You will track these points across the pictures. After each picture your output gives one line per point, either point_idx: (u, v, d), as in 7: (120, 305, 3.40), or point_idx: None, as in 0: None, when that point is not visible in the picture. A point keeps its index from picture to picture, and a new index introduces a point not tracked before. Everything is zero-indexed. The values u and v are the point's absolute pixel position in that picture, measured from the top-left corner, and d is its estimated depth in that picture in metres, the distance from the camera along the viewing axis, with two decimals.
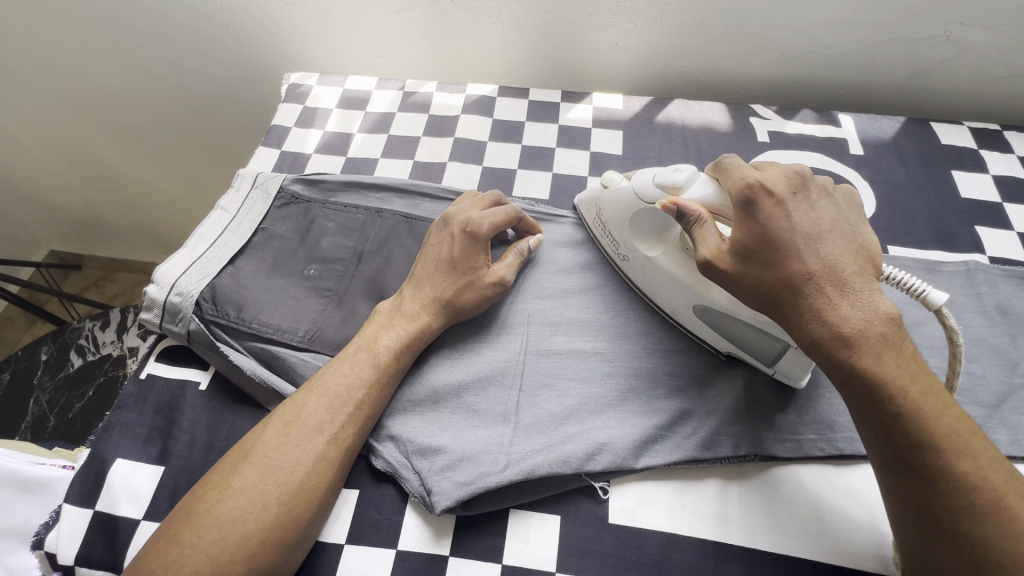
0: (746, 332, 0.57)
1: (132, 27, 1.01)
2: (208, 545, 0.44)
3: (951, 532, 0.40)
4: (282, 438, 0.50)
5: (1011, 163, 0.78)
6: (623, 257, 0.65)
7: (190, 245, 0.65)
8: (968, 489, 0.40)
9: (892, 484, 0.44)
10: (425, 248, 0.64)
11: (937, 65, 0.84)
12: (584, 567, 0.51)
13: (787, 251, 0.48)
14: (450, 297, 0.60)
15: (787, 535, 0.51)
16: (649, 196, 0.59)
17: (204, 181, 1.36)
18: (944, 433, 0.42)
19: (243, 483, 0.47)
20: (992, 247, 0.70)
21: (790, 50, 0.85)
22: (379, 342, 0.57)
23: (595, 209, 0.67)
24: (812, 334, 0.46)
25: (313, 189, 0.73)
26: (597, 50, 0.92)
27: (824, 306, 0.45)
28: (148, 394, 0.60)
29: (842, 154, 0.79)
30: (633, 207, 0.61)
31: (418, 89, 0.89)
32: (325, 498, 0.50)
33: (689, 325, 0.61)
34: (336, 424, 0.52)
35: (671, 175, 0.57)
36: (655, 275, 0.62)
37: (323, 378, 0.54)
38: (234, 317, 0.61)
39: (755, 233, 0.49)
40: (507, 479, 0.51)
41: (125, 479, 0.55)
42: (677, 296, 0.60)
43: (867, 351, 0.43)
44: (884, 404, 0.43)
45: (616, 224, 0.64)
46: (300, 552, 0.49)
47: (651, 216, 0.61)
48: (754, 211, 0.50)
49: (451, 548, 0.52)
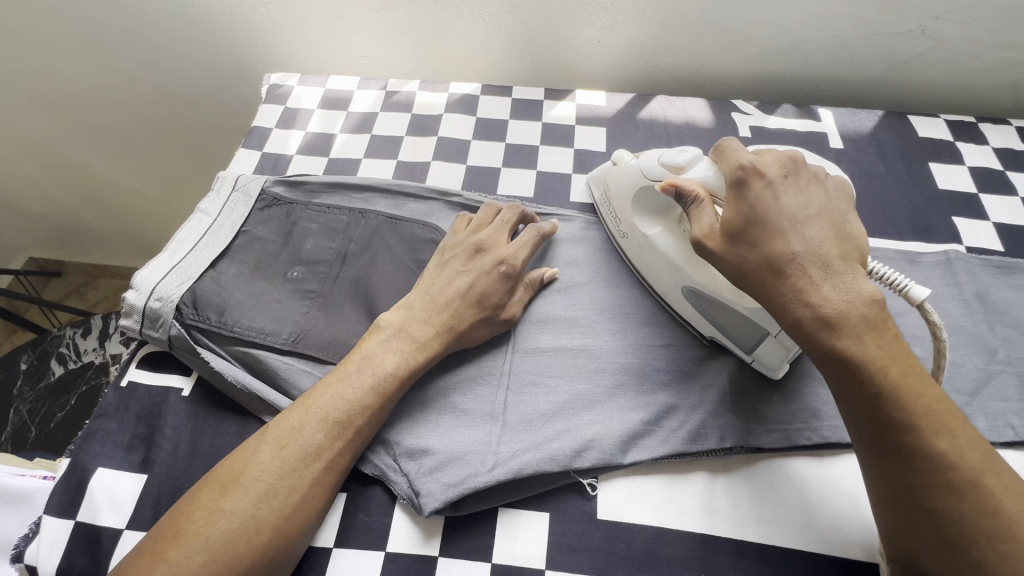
0: (731, 320, 0.58)
1: (107, 26, 0.99)
2: (196, 567, 0.44)
3: (923, 509, 0.41)
4: (277, 461, 0.49)
5: (986, 154, 0.79)
6: (623, 233, 0.67)
7: (170, 250, 0.64)
8: (939, 469, 0.41)
9: (872, 467, 0.45)
10: (450, 266, 0.62)
11: (913, 58, 0.85)
12: (574, 563, 0.51)
13: (773, 232, 0.48)
14: (462, 330, 0.59)
15: (773, 526, 0.52)
16: (653, 174, 0.60)
17: (184, 182, 1.33)
18: (921, 413, 0.42)
19: (236, 506, 0.47)
20: (969, 238, 0.71)
21: (770, 46, 0.86)
22: (386, 367, 0.55)
23: (603, 192, 0.70)
24: (794, 316, 0.46)
25: (295, 191, 0.72)
26: (580, 48, 0.92)
27: (805, 287, 0.46)
28: (129, 402, 0.59)
29: (823, 148, 0.80)
30: (637, 186, 0.62)
31: (400, 88, 0.88)
32: (317, 518, 0.50)
33: (675, 304, 0.62)
34: (332, 449, 0.51)
35: (676, 155, 0.58)
36: (650, 253, 0.63)
37: (319, 399, 0.52)
38: (215, 321, 0.60)
39: (743, 214, 0.49)
40: (495, 479, 0.51)
41: (107, 488, 0.54)
42: (670, 277, 0.61)
43: (848, 332, 0.44)
44: (861, 383, 0.43)
45: (619, 203, 0.66)
46: (289, 568, 0.49)
47: (655, 198, 0.62)
48: (745, 191, 0.51)
49: (440, 548, 0.51)
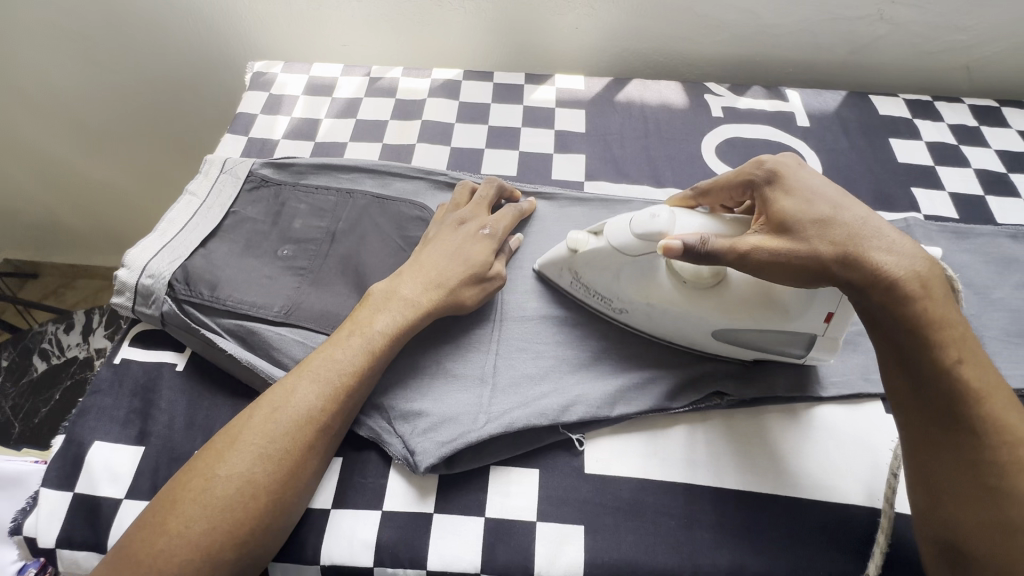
0: (772, 338, 0.57)
1: (86, 17, 1.00)
2: (195, 533, 0.44)
3: (986, 482, 0.42)
4: (270, 425, 0.49)
5: (942, 130, 0.84)
6: (620, 310, 0.61)
7: (160, 230, 0.65)
8: (1008, 444, 0.42)
9: (937, 439, 0.44)
10: (441, 237, 0.64)
11: (873, 42, 0.90)
12: (563, 514, 0.53)
13: (840, 200, 0.49)
14: (457, 284, 0.60)
15: (749, 473, 0.55)
16: (631, 250, 0.56)
17: (164, 177, 1.32)
18: (994, 385, 0.44)
19: (230, 470, 0.47)
20: (927, 207, 0.75)
21: (739, 31, 0.90)
22: (373, 326, 0.55)
23: (570, 273, 0.62)
24: (889, 275, 0.45)
25: (283, 173, 0.74)
26: (559, 35, 0.95)
27: (893, 245, 0.46)
28: (124, 378, 0.60)
29: (791, 126, 0.84)
30: (620, 262, 0.58)
31: (383, 74, 0.90)
32: (311, 481, 0.50)
33: (710, 348, 0.60)
34: (323, 411, 0.51)
35: (648, 222, 0.54)
36: (663, 317, 0.59)
37: (313, 363, 0.53)
38: (208, 295, 0.61)
39: (800, 195, 0.50)
40: (488, 435, 0.54)
41: (104, 461, 0.55)
42: (697, 329, 0.58)
43: (935, 293, 0.45)
44: (944, 349, 0.44)
45: (601, 281, 0.60)
46: (283, 533, 0.49)
47: (639, 272, 0.58)
48: (785, 178, 0.52)
49: (435, 505, 0.53)
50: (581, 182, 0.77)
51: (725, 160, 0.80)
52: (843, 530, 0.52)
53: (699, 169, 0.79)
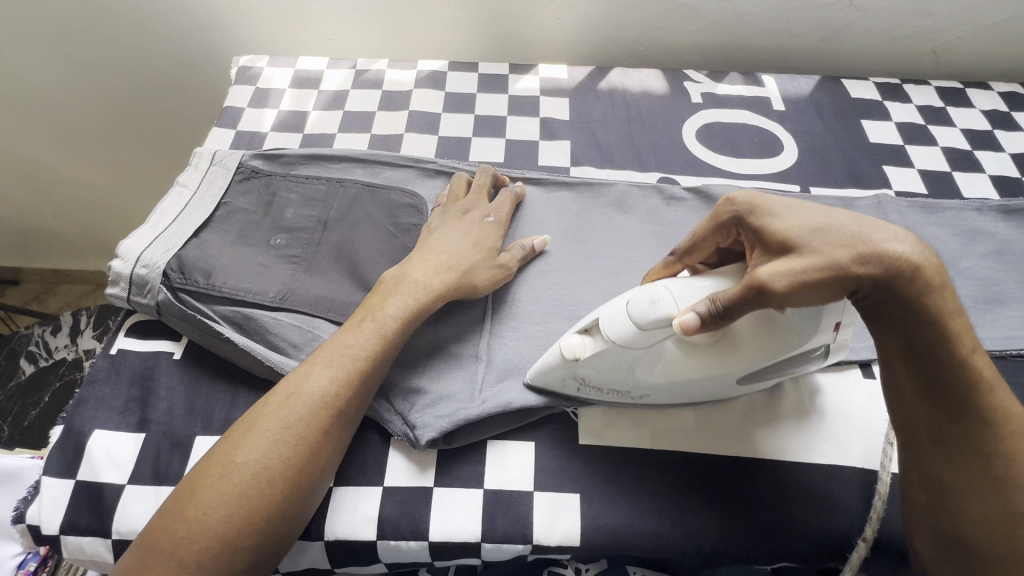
0: (790, 365, 0.54)
1: (66, 15, 0.99)
2: (214, 519, 0.45)
3: (988, 471, 0.44)
4: (284, 412, 0.50)
5: (910, 111, 0.88)
6: (639, 394, 0.56)
7: (152, 221, 0.66)
8: (1008, 436, 0.44)
9: (954, 435, 0.44)
10: (446, 225, 0.66)
11: (844, 28, 0.93)
12: (559, 483, 0.55)
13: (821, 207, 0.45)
14: (473, 266, 0.62)
15: (735, 440, 0.58)
16: (637, 342, 0.49)
17: (147, 176, 1.31)
18: (995, 378, 0.45)
19: (247, 457, 0.48)
20: (898, 183, 0.79)
21: (716, 19, 0.93)
22: (384, 311, 0.56)
23: (575, 379, 0.55)
24: (911, 265, 0.42)
25: (273, 164, 0.74)
26: (541, 26, 0.97)
27: (894, 231, 0.43)
28: (121, 367, 0.61)
29: (767, 110, 0.87)
30: (633, 358, 0.51)
31: (369, 67, 0.91)
32: (326, 468, 0.51)
33: (729, 392, 0.57)
34: (337, 396, 0.52)
35: (649, 307, 0.48)
36: (686, 386, 0.54)
37: (326, 351, 0.54)
38: (203, 283, 0.62)
39: (784, 214, 0.45)
40: (486, 411, 0.55)
41: (105, 448, 0.55)
42: (719, 383, 0.54)
43: (944, 282, 0.43)
44: (958, 345, 0.43)
45: (613, 375, 0.54)
46: (302, 521, 0.50)
47: (649, 361, 0.52)
48: (757, 204, 0.47)
49: (435, 480, 0.55)
50: (567, 168, 0.79)
51: (705, 144, 0.82)
52: (825, 490, 0.55)
53: (681, 153, 0.81)
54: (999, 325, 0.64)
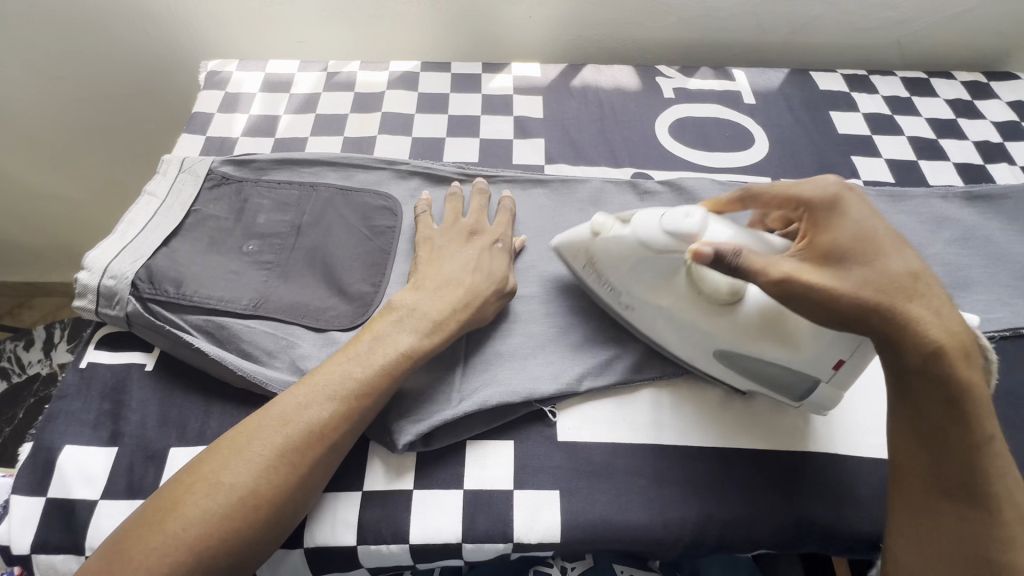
0: (774, 374, 0.55)
1: (25, 19, 0.97)
2: (190, 538, 0.44)
3: (979, 527, 0.43)
4: (278, 437, 0.49)
5: (877, 101, 0.89)
6: (624, 305, 0.60)
7: (119, 230, 0.65)
8: (1003, 524, 0.43)
9: (946, 503, 0.45)
10: (459, 252, 0.63)
11: (812, 21, 0.94)
12: (539, 481, 0.55)
13: (886, 249, 0.45)
14: (479, 304, 0.60)
15: (713, 432, 0.58)
16: (659, 245, 0.53)
17: (115, 184, 1.27)
18: (1009, 470, 0.44)
19: (234, 479, 0.46)
20: (866, 173, 0.80)
21: (685, 15, 0.94)
22: (396, 346, 0.55)
23: (587, 257, 0.60)
24: (933, 339, 0.43)
25: (244, 170, 0.74)
26: (514, 24, 0.97)
27: (937, 307, 0.44)
28: (91, 381, 0.59)
29: (738, 104, 0.88)
30: (639, 257, 0.55)
31: (341, 69, 0.90)
32: (310, 495, 0.50)
33: (702, 366, 0.59)
34: (334, 428, 0.51)
35: (681, 220, 0.51)
36: (666, 322, 0.57)
37: (331, 377, 0.52)
38: (173, 293, 0.61)
39: (847, 236, 0.46)
40: (462, 411, 0.56)
41: (76, 463, 0.54)
42: (695, 343, 0.57)
43: (970, 364, 0.43)
44: (975, 424, 0.43)
45: (618, 272, 0.58)
46: (277, 544, 0.49)
47: (658, 268, 0.55)
48: (840, 212, 0.48)
49: (414, 483, 0.55)
50: (542, 166, 0.79)
51: (678, 139, 0.83)
52: (796, 475, 0.56)
53: (654, 149, 0.82)
54: (965, 309, 0.65)
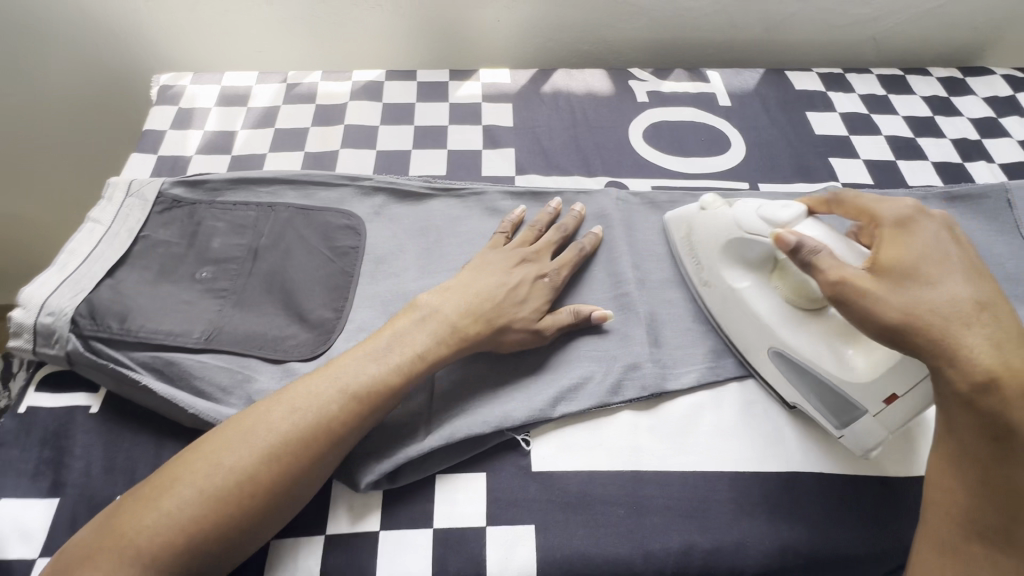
0: (824, 393, 0.54)
1: None
2: (183, 520, 0.42)
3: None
4: (286, 424, 0.47)
5: (854, 100, 0.88)
6: (703, 282, 0.63)
7: (59, 262, 0.60)
8: None
9: (977, 549, 0.43)
10: (507, 266, 0.61)
11: (785, 19, 0.92)
12: (514, 516, 0.52)
13: (954, 274, 0.45)
14: (505, 324, 0.57)
15: (694, 454, 0.56)
16: (749, 228, 0.57)
17: (65, 202, 1.18)
18: None
19: (235, 462, 0.45)
20: (844, 175, 0.78)
21: (657, 16, 0.91)
22: (416, 348, 0.53)
23: (688, 229, 0.65)
24: (984, 371, 0.41)
25: (197, 191, 0.70)
26: (482, 29, 0.94)
27: (1002, 341, 0.42)
28: (31, 427, 0.55)
29: (713, 106, 0.86)
30: (730, 236, 0.59)
31: (301, 80, 0.87)
32: (312, 486, 0.48)
33: (756, 363, 0.59)
34: (343, 422, 0.48)
35: (780, 210, 0.55)
36: (737, 310, 0.59)
37: (347, 370, 0.50)
38: (118, 328, 0.57)
39: (915, 253, 0.46)
40: (429, 445, 0.53)
41: (13, 518, 0.50)
42: (756, 334, 0.58)
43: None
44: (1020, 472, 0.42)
45: (705, 249, 0.62)
46: (270, 532, 0.47)
47: (749, 250, 0.59)
48: (917, 232, 0.48)
49: (381, 524, 0.52)
50: (513, 177, 0.76)
51: (652, 145, 0.81)
52: (781, 498, 0.54)
53: (628, 156, 0.79)
54: None
